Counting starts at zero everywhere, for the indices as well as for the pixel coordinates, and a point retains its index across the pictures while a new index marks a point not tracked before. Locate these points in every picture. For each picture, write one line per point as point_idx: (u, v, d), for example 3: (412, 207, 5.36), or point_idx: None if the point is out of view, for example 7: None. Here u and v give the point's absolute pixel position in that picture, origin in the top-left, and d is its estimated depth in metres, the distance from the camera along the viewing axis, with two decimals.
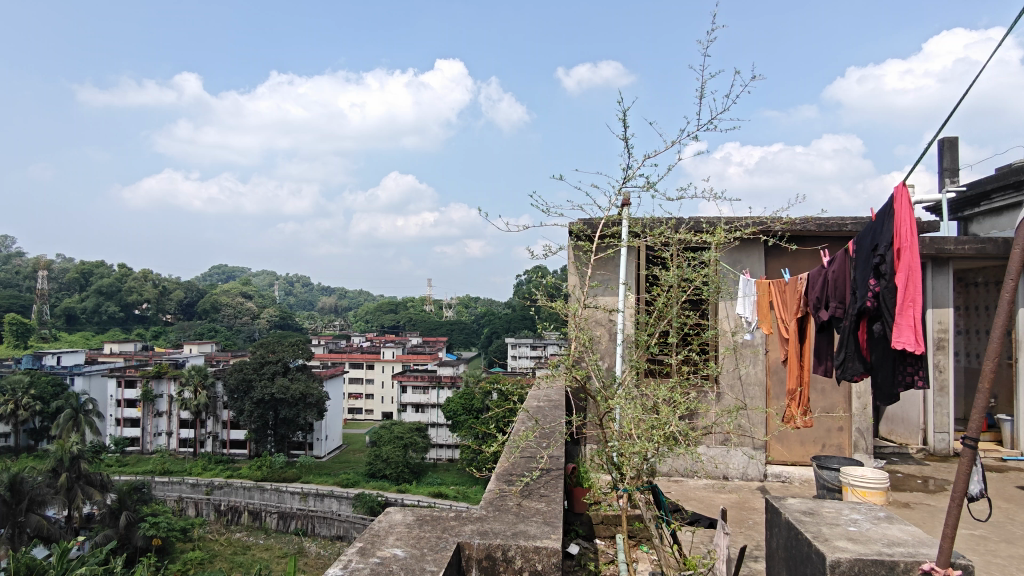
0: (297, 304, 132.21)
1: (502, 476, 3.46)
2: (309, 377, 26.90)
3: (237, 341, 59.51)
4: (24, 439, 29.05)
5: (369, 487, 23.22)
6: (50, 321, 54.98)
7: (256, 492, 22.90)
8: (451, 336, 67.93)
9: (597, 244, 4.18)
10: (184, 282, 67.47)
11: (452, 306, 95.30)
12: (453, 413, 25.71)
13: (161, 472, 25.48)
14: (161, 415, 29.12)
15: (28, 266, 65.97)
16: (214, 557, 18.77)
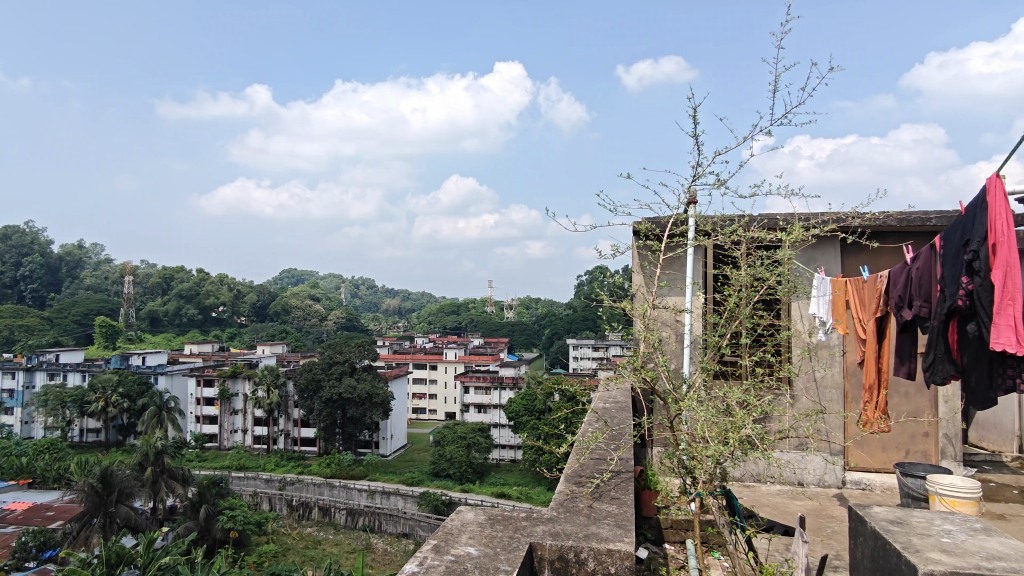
0: (362, 306, 136.00)
1: (571, 478, 3.45)
2: (374, 377, 27.51)
3: (307, 343, 61.61)
4: (114, 434, 30.93)
5: (434, 485, 23.59)
6: (136, 323, 58.44)
7: (325, 488, 23.67)
8: (513, 337, 68.34)
9: (663, 243, 4.11)
10: (257, 285, 70.41)
11: (512, 307, 95.79)
12: (515, 413, 25.72)
13: (237, 467, 26.67)
14: (237, 413, 30.39)
15: (117, 272, 70.33)
16: (287, 551, 19.48)
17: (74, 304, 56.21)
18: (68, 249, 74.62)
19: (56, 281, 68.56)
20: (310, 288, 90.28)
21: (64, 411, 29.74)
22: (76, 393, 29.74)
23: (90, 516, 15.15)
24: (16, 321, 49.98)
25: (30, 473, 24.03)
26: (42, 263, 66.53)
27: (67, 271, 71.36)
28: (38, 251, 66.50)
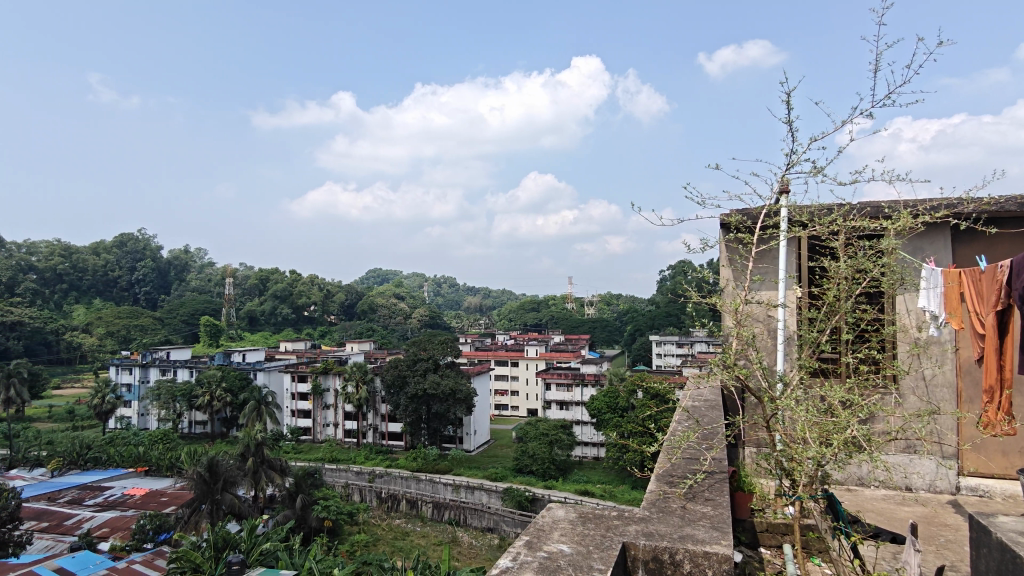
0: (444, 304, 138.90)
1: (662, 477, 3.38)
2: (458, 374, 27.99)
3: (393, 340, 63.54)
4: (218, 426, 33.00)
5: (517, 481, 23.77)
6: (236, 323, 62.13)
7: (413, 482, 24.26)
8: (594, 334, 67.81)
9: (756, 234, 3.94)
10: (345, 285, 73.30)
11: (593, 303, 95.06)
12: (597, 411, 25.46)
13: (330, 460, 27.90)
14: (329, 408, 31.65)
15: (219, 274, 74.99)
16: (378, 541, 20.23)
17: (182, 305, 60.50)
18: (176, 254, 80.39)
19: (166, 285, 74.00)
20: (394, 287, 93.08)
21: (175, 404, 32.02)
22: (184, 388, 31.96)
23: (200, 502, 16.26)
24: (133, 321, 54.28)
25: (146, 461, 26.04)
26: (153, 268, 71.89)
27: (176, 274, 76.94)
28: (150, 256, 71.98)
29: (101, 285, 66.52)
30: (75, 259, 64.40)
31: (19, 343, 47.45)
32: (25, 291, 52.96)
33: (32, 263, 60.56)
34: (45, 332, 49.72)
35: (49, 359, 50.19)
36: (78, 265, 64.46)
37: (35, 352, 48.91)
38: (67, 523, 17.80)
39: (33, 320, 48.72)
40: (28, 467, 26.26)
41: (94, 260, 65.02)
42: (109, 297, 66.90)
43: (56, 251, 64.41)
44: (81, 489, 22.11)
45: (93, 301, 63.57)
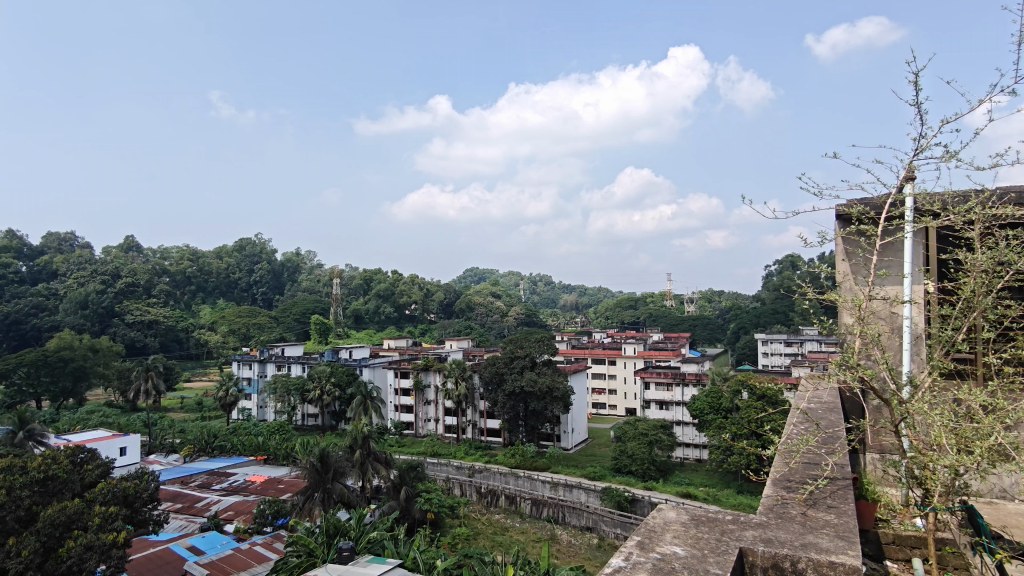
0: (541, 302, 139.81)
1: (778, 482, 3.24)
2: (555, 371, 28.00)
3: (490, 338, 64.63)
4: (328, 419, 34.82)
5: (616, 481, 23.50)
6: (343, 321, 65.37)
7: (511, 478, 24.58)
8: (695, 331, 65.91)
9: (880, 225, 3.66)
10: (444, 284, 75.35)
11: (694, 300, 92.40)
12: (699, 411, 24.65)
13: (431, 454, 28.77)
14: (430, 403, 32.60)
15: (327, 275, 79.20)
16: (478, 535, 20.65)
17: (294, 304, 64.40)
18: (289, 257, 85.71)
19: (280, 285, 79.08)
20: (491, 286, 94.72)
21: (290, 398, 34.13)
22: (298, 382, 33.95)
23: (313, 490, 17.21)
24: (252, 320, 58.41)
25: (265, 450, 27.87)
26: (269, 270, 77.00)
27: (289, 275, 82.08)
28: (265, 258, 77.14)
29: (224, 286, 72.09)
30: (202, 263, 70.18)
31: (156, 339, 52.33)
32: (160, 292, 58.32)
33: (165, 267, 66.71)
34: (177, 329, 54.51)
35: (180, 353, 54.98)
36: (203, 268, 70.29)
37: (169, 348, 53.67)
38: (197, 505, 19.44)
39: (167, 319, 53.56)
40: (164, 452, 28.91)
41: (217, 264, 70.60)
42: (231, 297, 72.37)
43: (186, 255, 70.60)
44: (209, 474, 24.08)
45: (217, 301, 69.01)
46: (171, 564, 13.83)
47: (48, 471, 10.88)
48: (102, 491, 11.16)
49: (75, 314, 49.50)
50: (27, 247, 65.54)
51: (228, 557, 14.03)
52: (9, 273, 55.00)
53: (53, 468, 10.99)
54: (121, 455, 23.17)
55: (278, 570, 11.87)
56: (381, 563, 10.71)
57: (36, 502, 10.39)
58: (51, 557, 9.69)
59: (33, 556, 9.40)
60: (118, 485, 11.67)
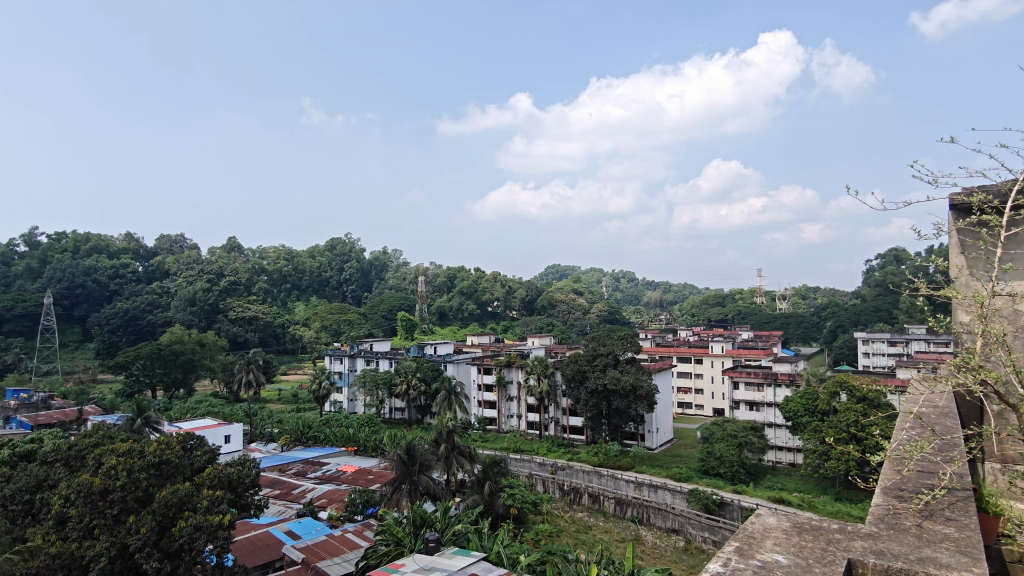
0: (624, 298, 138.20)
1: (889, 490, 3.07)
2: (639, 370, 27.54)
3: (572, 335, 64.45)
4: (414, 413, 35.81)
5: (703, 483, 22.90)
6: (428, 318, 67.16)
7: (594, 477, 24.38)
8: (788, 330, 63.09)
9: (1005, 216, 3.36)
10: (526, 281, 75.85)
11: (787, 297, 88.56)
12: (793, 413, 23.52)
13: (514, 450, 29.05)
14: (513, 400, 32.85)
15: (413, 273, 81.52)
16: (561, 532, 20.68)
17: (382, 302, 66.65)
18: (377, 256, 88.88)
19: (368, 283, 82.06)
20: (572, 283, 94.48)
21: (378, 391, 35.37)
22: (386, 376, 35.12)
23: (400, 482, 17.77)
24: (342, 316, 61.05)
25: (356, 441, 29.01)
26: (359, 268, 80.20)
27: (376, 273, 85.02)
28: (354, 257, 80.11)
29: (316, 284, 75.62)
30: (296, 262, 74.03)
31: (256, 335, 55.57)
32: (259, 291, 61.85)
33: (264, 266, 70.74)
34: (274, 325, 57.69)
35: (278, 348, 58.10)
36: (298, 267, 73.99)
37: (267, 342, 56.83)
38: (293, 492, 20.54)
39: (265, 315, 56.76)
40: (264, 441, 30.66)
41: (310, 263, 74.14)
42: (323, 295, 75.82)
43: (282, 255, 74.62)
44: (304, 463, 25.32)
45: (310, 299, 72.58)
46: (271, 546, 14.65)
47: (163, 455, 11.78)
48: (209, 476, 11.95)
49: (185, 310, 53.34)
50: (143, 248, 71.29)
51: (322, 543, 14.69)
52: (128, 273, 60.01)
53: (167, 453, 11.87)
54: (226, 443, 24.77)
55: (369, 557, 12.35)
56: (465, 555, 10.87)
57: (152, 484, 11.26)
58: (166, 535, 10.50)
59: (150, 534, 10.22)
60: (223, 471, 12.46)
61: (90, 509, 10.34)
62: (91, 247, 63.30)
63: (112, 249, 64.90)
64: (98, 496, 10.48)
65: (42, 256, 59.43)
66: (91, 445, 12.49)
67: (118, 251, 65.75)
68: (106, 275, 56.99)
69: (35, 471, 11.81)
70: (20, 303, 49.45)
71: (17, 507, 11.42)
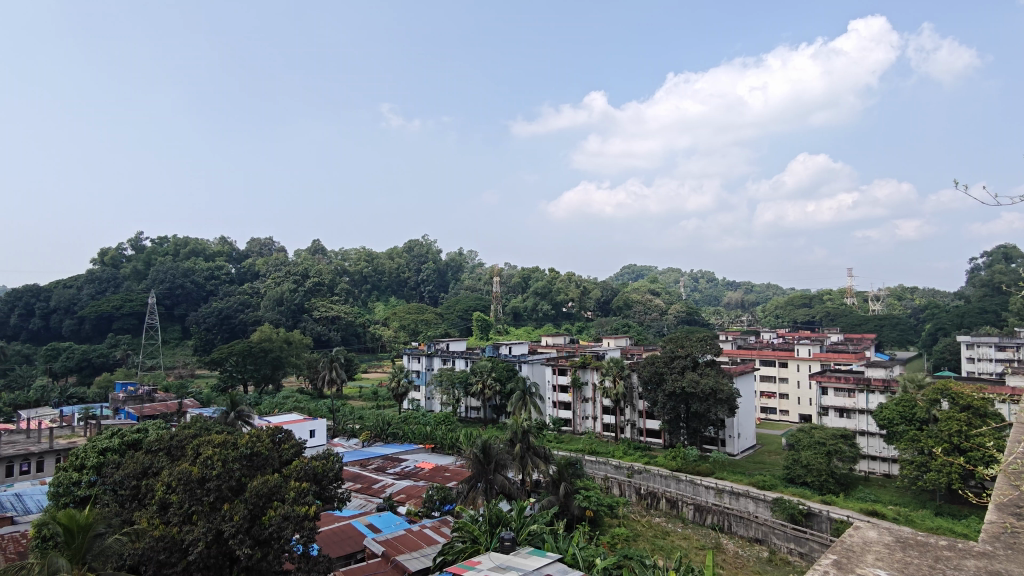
0: (703, 299, 134.55)
1: (1003, 506, 2.90)
2: (719, 372, 26.71)
3: (648, 336, 63.42)
4: (489, 412, 36.22)
5: (789, 492, 21.96)
6: (503, 318, 68.05)
7: (672, 481, 23.82)
8: (882, 332, 59.58)
9: None
10: (601, 282, 75.33)
11: (880, 298, 83.77)
12: (888, 421, 22.10)
13: (590, 451, 28.85)
14: (588, 401, 32.60)
15: (488, 274, 82.52)
16: (638, 537, 20.38)
17: (458, 302, 67.82)
18: (453, 257, 90.58)
19: (445, 284, 83.70)
20: (648, 283, 93.00)
21: (454, 390, 35.99)
22: (462, 375, 35.70)
23: (477, 480, 18.00)
24: (420, 316, 62.59)
25: (433, 439, 29.57)
26: (436, 269, 81.98)
27: (453, 274, 86.60)
28: (431, 258, 81.94)
29: (395, 285, 77.90)
30: (376, 264, 76.48)
31: (338, 334, 57.76)
32: (342, 291, 64.31)
33: (346, 268, 73.50)
34: (355, 325, 59.74)
35: (359, 347, 60.15)
36: (377, 269, 76.48)
37: (349, 341, 58.89)
38: (374, 486, 21.21)
39: (347, 315, 58.89)
40: (346, 436, 31.83)
41: (389, 264, 76.42)
42: (401, 295, 77.98)
43: (363, 256, 77.37)
44: (384, 458, 26.11)
45: (390, 299, 74.99)
46: (353, 538, 15.19)
47: (254, 447, 12.39)
48: (295, 468, 12.46)
49: (273, 310, 56.12)
50: (236, 251, 75.64)
51: (401, 537, 15.07)
52: (222, 275, 63.80)
53: (258, 444, 12.49)
54: (311, 437, 25.88)
55: (446, 553, 12.54)
56: (541, 555, 10.83)
57: (244, 474, 11.87)
58: (257, 523, 11.06)
59: (242, 522, 10.80)
60: (309, 464, 12.97)
61: (189, 497, 11.06)
62: (190, 251, 67.77)
63: (208, 252, 69.19)
64: (197, 484, 11.20)
65: (147, 259, 64.13)
66: (189, 436, 13.31)
67: (213, 254, 70.07)
68: (202, 277, 60.84)
69: (141, 460, 12.71)
70: (127, 303, 53.53)
71: (126, 492, 12.37)
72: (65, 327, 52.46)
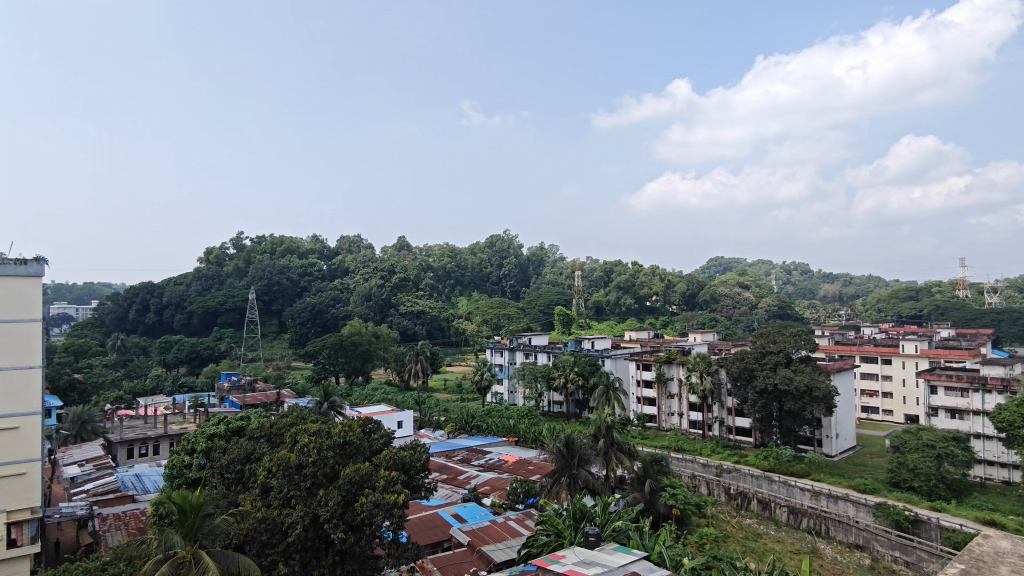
0: (795, 292, 128.37)
1: None
2: (814, 369, 25.49)
3: (737, 331, 61.31)
4: (572, 407, 36.17)
5: (892, 497, 20.70)
6: (585, 312, 67.79)
7: (764, 482, 22.95)
8: (1000, 327, 54.84)
9: None
10: (686, 276, 73.35)
11: (998, 290, 77.05)
12: (1008, 423, 20.36)
13: (676, 449, 28.30)
14: (673, 397, 31.93)
15: (569, 268, 82.19)
16: (728, 538, 19.81)
17: (540, 296, 68.04)
18: (534, 252, 90.83)
19: (527, 278, 84.00)
20: (736, 275, 89.91)
21: (537, 384, 36.19)
22: (545, 370, 35.86)
23: (560, 474, 17.99)
24: (503, 311, 63.34)
25: (516, 432, 29.85)
26: (518, 264, 82.49)
27: (534, 269, 86.79)
28: (513, 253, 82.48)
29: (478, 280, 79.15)
30: (459, 260, 77.91)
31: (424, 327, 59.24)
32: (426, 286, 65.89)
33: (430, 264, 75.29)
34: (440, 319, 61.07)
35: (444, 340, 61.40)
36: (460, 264, 77.86)
37: (434, 335, 60.21)
38: (460, 477, 21.67)
39: (431, 310, 60.28)
40: (432, 428, 32.72)
41: (471, 259, 77.73)
42: (483, 290, 79.07)
43: (446, 252, 78.94)
44: (469, 450, 26.61)
45: (472, 294, 76.25)
46: (440, 527, 15.62)
47: (346, 436, 12.90)
48: (385, 457, 12.88)
49: (362, 304, 58.22)
50: (327, 248, 78.99)
51: (487, 528, 15.33)
52: (314, 271, 66.88)
53: (350, 434, 12.98)
54: (399, 428, 26.76)
55: (530, 546, 12.68)
56: (627, 552, 10.65)
57: (338, 461, 12.37)
58: (350, 509, 11.53)
59: (336, 507, 11.29)
60: (397, 454, 13.38)
61: (288, 482, 11.69)
62: (286, 249, 71.48)
63: (301, 250, 72.68)
64: (294, 470, 11.80)
65: (247, 257, 68.15)
66: (287, 424, 14.05)
67: (306, 252, 73.48)
68: (296, 274, 63.96)
69: (244, 445, 13.54)
70: (230, 299, 57.04)
71: (232, 475, 13.25)
72: (176, 321, 56.61)
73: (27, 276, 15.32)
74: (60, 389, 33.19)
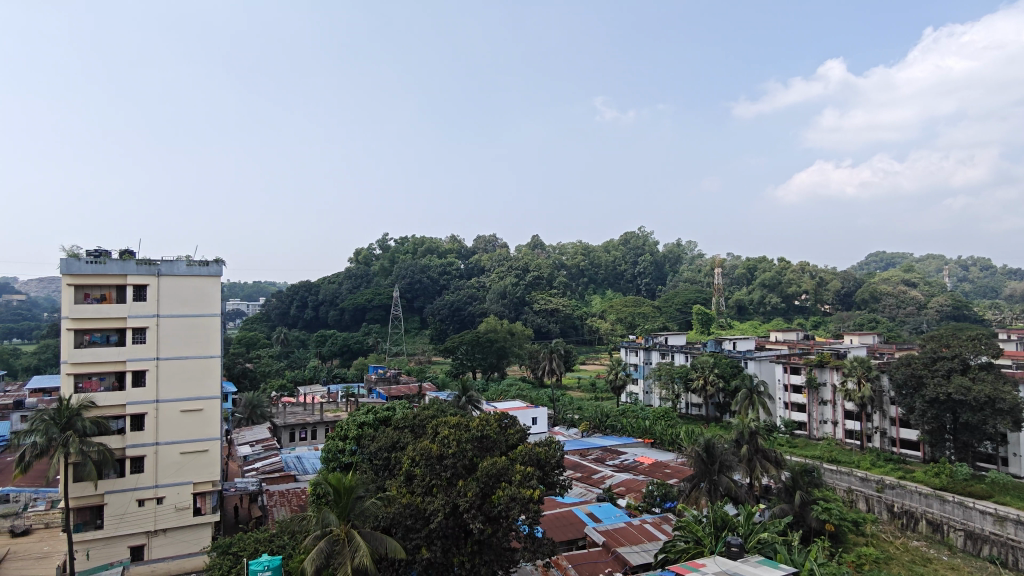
0: (975, 290, 113.92)
1: None
2: (997, 378, 22.51)
3: (902, 334, 55.71)
4: (712, 410, 34.76)
5: None
6: (726, 312, 65.05)
7: (935, 500, 20.46)
8: None
9: None
10: (841, 273, 67.72)
11: None
12: None
13: (829, 459, 26.32)
14: (826, 404, 29.62)
15: (708, 265, 79.02)
16: (891, 560, 18.14)
17: (678, 293, 66.05)
18: (671, 248, 88.29)
19: (663, 275, 81.52)
20: (902, 272, 81.48)
21: (674, 385, 35.24)
22: (682, 370, 34.77)
23: (699, 480, 17.37)
24: (637, 310, 62.25)
25: (652, 434, 29.14)
26: (654, 261, 80.73)
27: (671, 266, 84.20)
28: (648, 250, 80.71)
29: (612, 278, 78.42)
30: (593, 257, 78.62)
31: (557, 325, 59.62)
32: (560, 284, 66.43)
33: (564, 262, 77.06)
34: (574, 317, 61.25)
35: (578, 338, 61.52)
36: (594, 262, 78.68)
37: (568, 333, 60.45)
38: (596, 476, 21.63)
39: (565, 308, 60.53)
40: (566, 426, 32.86)
41: (605, 257, 78.40)
42: (618, 287, 78.17)
43: (580, 251, 79.13)
44: (604, 450, 26.47)
45: (606, 292, 75.74)
46: (575, 525, 15.71)
47: (483, 430, 13.32)
48: (520, 452, 13.10)
49: (497, 302, 59.73)
50: (464, 248, 81.91)
51: (623, 529, 15.14)
52: (453, 271, 69.67)
53: (487, 428, 13.39)
54: (535, 424, 27.19)
55: (668, 551, 12.40)
56: (774, 565, 10.03)
57: (476, 454, 12.80)
58: (487, 500, 11.87)
59: (474, 498, 11.70)
60: (533, 449, 13.49)
61: (429, 471, 12.33)
62: (427, 249, 75.08)
63: (440, 250, 75.96)
64: (436, 460, 12.38)
65: (392, 257, 72.43)
66: (429, 416, 14.75)
67: (445, 252, 76.76)
68: (436, 273, 67.05)
69: (391, 435, 14.40)
70: (377, 296, 60.95)
71: (380, 461, 14.19)
72: (330, 317, 61.44)
73: (208, 276, 17.41)
74: (235, 376, 37.29)
